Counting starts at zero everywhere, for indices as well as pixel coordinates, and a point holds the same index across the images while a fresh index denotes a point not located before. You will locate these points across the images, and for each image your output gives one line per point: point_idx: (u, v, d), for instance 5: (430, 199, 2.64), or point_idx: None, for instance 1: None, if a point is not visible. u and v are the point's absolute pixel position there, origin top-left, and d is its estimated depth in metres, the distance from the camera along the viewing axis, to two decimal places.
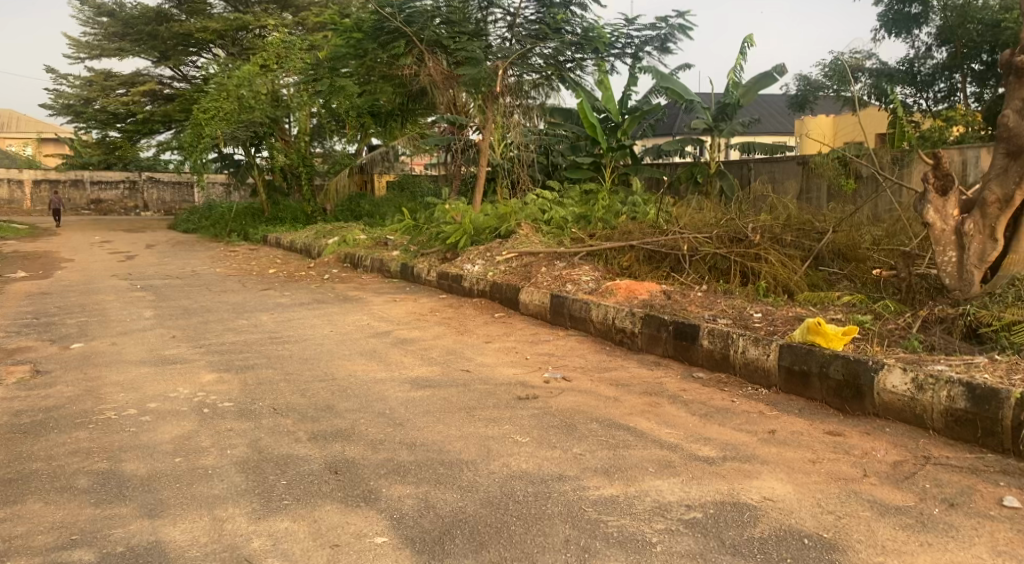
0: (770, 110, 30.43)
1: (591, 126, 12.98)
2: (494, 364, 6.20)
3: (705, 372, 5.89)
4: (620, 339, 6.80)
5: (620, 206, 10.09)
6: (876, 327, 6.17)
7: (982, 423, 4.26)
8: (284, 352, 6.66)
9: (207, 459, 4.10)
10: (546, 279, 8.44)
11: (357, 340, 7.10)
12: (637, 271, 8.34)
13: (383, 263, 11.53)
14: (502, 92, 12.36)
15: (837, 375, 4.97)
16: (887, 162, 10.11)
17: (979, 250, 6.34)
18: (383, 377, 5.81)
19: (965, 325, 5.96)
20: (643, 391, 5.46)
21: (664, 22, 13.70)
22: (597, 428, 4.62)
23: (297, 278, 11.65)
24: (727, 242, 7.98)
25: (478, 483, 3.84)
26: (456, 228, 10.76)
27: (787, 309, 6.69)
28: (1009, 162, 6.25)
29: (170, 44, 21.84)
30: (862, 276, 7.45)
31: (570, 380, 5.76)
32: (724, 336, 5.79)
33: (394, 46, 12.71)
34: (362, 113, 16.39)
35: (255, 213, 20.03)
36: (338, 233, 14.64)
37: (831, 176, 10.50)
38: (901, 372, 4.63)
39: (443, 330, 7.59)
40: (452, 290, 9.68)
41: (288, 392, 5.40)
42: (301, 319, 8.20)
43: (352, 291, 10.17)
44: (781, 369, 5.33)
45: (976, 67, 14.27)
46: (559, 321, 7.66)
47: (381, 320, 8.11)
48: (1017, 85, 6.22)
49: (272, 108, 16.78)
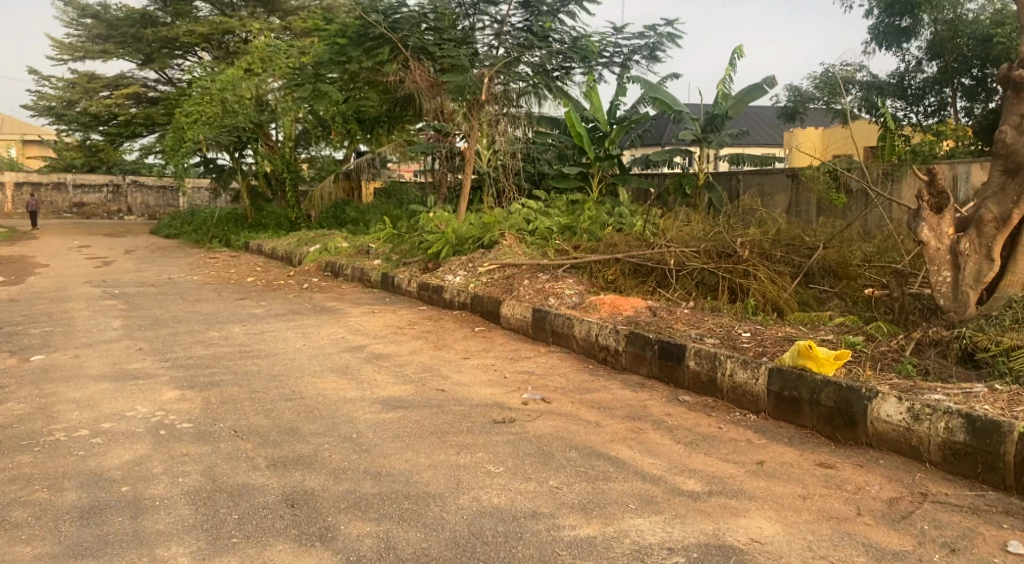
0: (761, 122, 30.30)
1: (578, 135, 12.76)
2: (471, 384, 5.93)
3: (691, 395, 5.65)
4: (603, 357, 6.56)
5: (606, 217, 9.85)
6: (868, 350, 5.94)
7: (983, 458, 4.04)
8: (252, 367, 6.38)
9: (154, 488, 3.87)
10: (529, 292, 8.17)
11: (330, 356, 6.82)
12: (622, 285, 8.09)
13: (363, 272, 11.25)
14: (488, 99, 12.13)
15: (829, 402, 4.74)
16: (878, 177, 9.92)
17: (975, 270, 6.13)
18: (354, 396, 5.53)
19: (960, 349, 5.76)
20: (625, 415, 5.21)
21: (653, 31, 13.51)
22: (575, 456, 4.37)
23: (275, 287, 11.34)
24: (715, 256, 7.76)
25: (444, 520, 3.63)
26: (439, 237, 10.50)
27: (776, 328, 6.46)
28: (1006, 180, 6.04)
29: (154, 46, 21.55)
30: (853, 294, 7.28)
31: (550, 401, 5.50)
32: (712, 358, 5.55)
33: (378, 53, 12.43)
34: (348, 118, 16.13)
35: (238, 218, 19.70)
36: (319, 241, 14.34)
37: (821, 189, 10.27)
38: (896, 401, 4.39)
39: (420, 344, 7.32)
40: (432, 302, 9.41)
41: (252, 412, 5.12)
42: (274, 331, 7.91)
43: (330, 302, 9.88)
44: (770, 394, 5.09)
45: (966, 82, 14.11)
46: (541, 336, 7.40)
47: (357, 333, 7.82)
48: (1016, 101, 6.01)
49: (257, 113, 16.47)
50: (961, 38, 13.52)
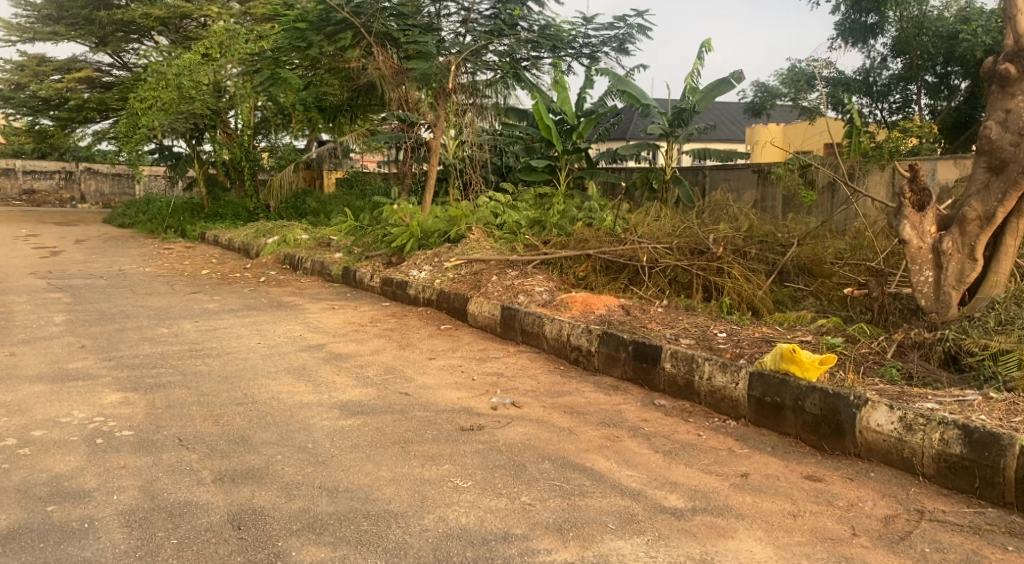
0: (727, 118, 30.24)
1: (545, 127, 12.48)
2: (436, 387, 5.61)
3: (667, 399, 5.38)
4: (575, 357, 6.27)
5: (575, 211, 9.56)
6: (849, 351, 5.71)
7: (981, 472, 3.83)
8: (202, 367, 5.99)
9: (84, 508, 3.52)
10: (497, 289, 7.85)
11: (287, 356, 6.45)
12: (594, 282, 7.80)
13: (324, 266, 10.88)
14: (456, 89, 11.73)
15: (814, 409, 4.50)
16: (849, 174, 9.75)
17: (958, 271, 5.91)
18: (311, 401, 5.19)
19: (944, 352, 5.56)
20: (600, 421, 4.93)
21: (623, 22, 13.25)
22: (549, 467, 4.09)
23: (231, 280, 10.90)
24: (688, 253, 7.52)
25: (406, 545, 3.35)
26: (403, 230, 10.12)
27: (753, 328, 6.22)
28: (990, 177, 5.84)
29: (108, 30, 20.88)
30: (829, 293, 7.07)
31: (520, 406, 5.21)
32: (689, 360, 5.29)
33: (340, 38, 11.95)
34: (310, 106, 15.69)
35: (194, 208, 19.11)
36: (278, 232, 13.91)
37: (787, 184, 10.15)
38: (887, 410, 4.17)
39: (383, 343, 6.97)
40: (396, 298, 9.06)
41: (200, 418, 4.75)
42: (229, 328, 7.51)
43: (288, 297, 9.47)
44: (751, 400, 4.83)
45: (929, 80, 14.06)
46: (510, 335, 7.10)
47: (316, 331, 7.45)
48: (1000, 96, 5.81)
49: (215, 99, 15.98)
50: (924, 37, 13.44)
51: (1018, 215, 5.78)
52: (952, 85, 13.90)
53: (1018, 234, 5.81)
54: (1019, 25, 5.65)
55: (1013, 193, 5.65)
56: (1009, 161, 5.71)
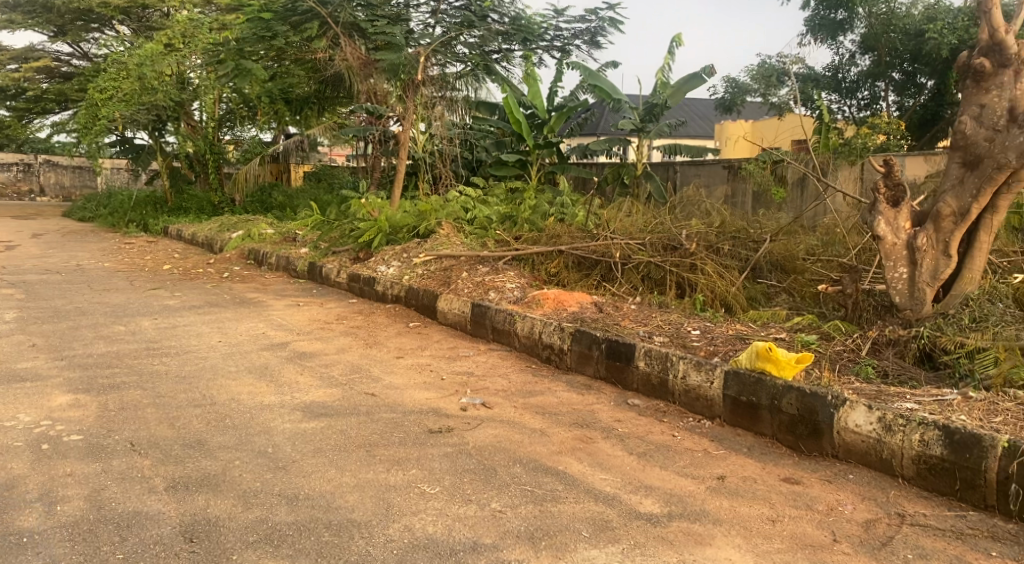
0: (698, 114, 30.26)
1: (516, 122, 12.33)
2: (404, 387, 5.44)
3: (641, 399, 5.26)
4: (546, 356, 6.13)
5: (546, 206, 9.42)
6: (824, 349, 5.62)
7: (961, 474, 3.74)
8: (160, 367, 5.77)
9: (24, 520, 3.34)
10: (467, 285, 7.69)
11: (249, 355, 6.25)
12: (566, 278, 7.67)
13: (289, 261, 10.64)
14: (425, 81, 11.20)
15: (791, 409, 4.40)
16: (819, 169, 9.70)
17: (932, 267, 5.85)
18: (273, 403, 5.01)
19: (919, 349, 5.49)
20: (573, 421, 4.79)
21: (595, 14, 13.12)
22: (519, 471, 3.95)
23: (192, 276, 10.62)
24: (661, 249, 7.40)
25: (369, 557, 3.21)
26: (371, 225, 9.90)
27: (727, 325, 6.12)
28: (964, 173, 5.78)
29: (67, 18, 20.39)
30: (801, 290, 7.00)
31: (490, 407, 5.06)
32: (663, 359, 5.17)
33: (307, 28, 11.71)
34: (276, 98, 15.39)
35: (157, 202, 18.70)
36: (242, 227, 13.63)
37: (757, 179, 10.13)
38: (865, 410, 4.07)
39: (349, 341, 6.78)
40: (363, 294, 8.86)
41: (154, 421, 4.55)
42: (189, 325, 7.28)
43: (251, 293, 9.23)
44: (726, 400, 4.72)
45: (896, 77, 14.04)
46: (480, 333, 6.94)
47: (279, 328, 7.24)
48: (974, 91, 5.75)
49: (178, 90, 15.76)
50: (892, 33, 13.43)
51: (992, 211, 5.72)
52: (918, 82, 13.88)
53: (991, 230, 5.76)
54: (994, 19, 5.56)
55: (988, 189, 5.59)
56: (983, 156, 5.65)
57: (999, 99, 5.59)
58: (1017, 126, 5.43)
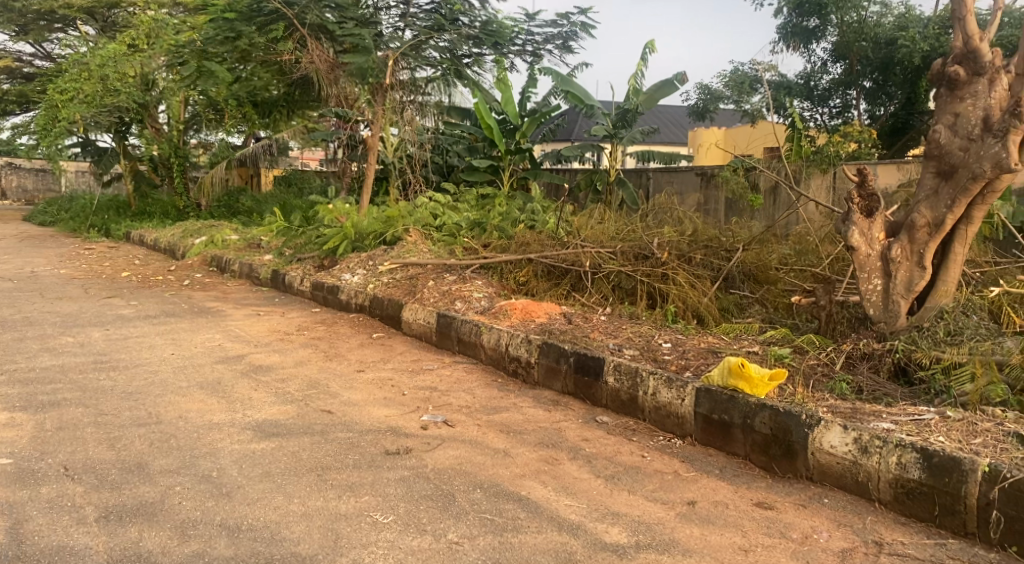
0: (670, 121, 30.26)
1: (488, 128, 12.16)
2: (363, 404, 5.23)
3: (610, 416, 5.07)
4: (513, 369, 5.93)
5: (517, 212, 9.23)
6: (797, 364, 5.47)
7: (941, 500, 3.59)
8: (106, 382, 5.53)
9: None
10: (434, 294, 7.47)
11: (202, 370, 6.01)
12: (535, 287, 7.49)
13: (252, 268, 10.36)
14: (393, 85, 11.49)
15: (764, 428, 4.23)
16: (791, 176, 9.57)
17: (906, 279, 5.71)
18: (223, 422, 4.81)
19: (893, 364, 5.34)
20: (538, 441, 4.61)
21: (566, 19, 12.95)
22: (480, 497, 3.83)
23: (151, 283, 10.31)
24: (632, 259, 7.22)
25: None
26: (336, 231, 9.65)
27: (698, 338, 5.96)
28: (939, 183, 5.67)
29: (29, 18, 19.94)
30: (774, 301, 6.86)
31: (453, 425, 4.87)
32: (633, 374, 5.00)
33: (273, 28, 11.44)
34: (243, 101, 15.09)
35: (120, 206, 18.29)
36: (206, 232, 13.33)
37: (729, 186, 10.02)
38: (841, 430, 3.91)
39: (308, 354, 6.55)
40: (327, 303, 8.61)
41: (93, 441, 4.34)
42: (141, 337, 7.02)
43: (211, 302, 8.95)
44: (697, 418, 4.55)
45: (867, 85, 13.97)
46: (445, 345, 6.73)
47: (237, 340, 7.00)
48: (950, 99, 5.63)
49: (142, 92, 15.40)
50: (863, 42, 13.39)
51: (967, 221, 5.61)
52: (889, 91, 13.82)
53: (966, 241, 5.64)
54: (968, 27, 5.47)
55: (963, 200, 5.47)
56: (958, 166, 5.53)
57: (974, 107, 5.49)
58: (992, 135, 5.31)
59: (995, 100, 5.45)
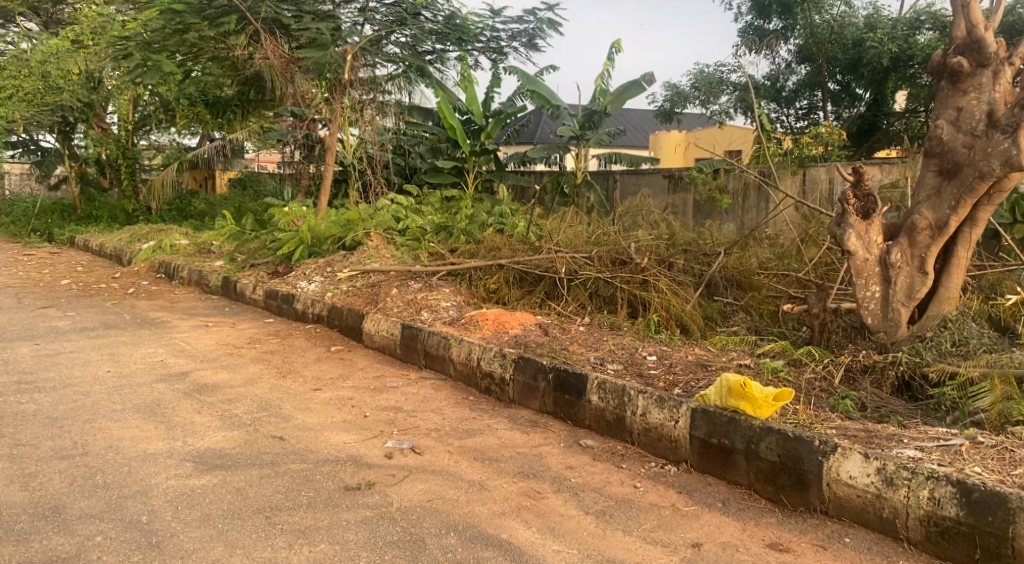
0: (634, 124, 29.97)
1: (451, 128, 11.64)
2: (319, 429, 4.73)
3: (595, 438, 4.59)
4: (485, 386, 5.43)
5: (484, 216, 8.77)
6: (795, 377, 5.01)
7: (983, 540, 3.26)
8: (28, 407, 4.97)
9: None
10: (397, 304, 6.94)
11: (140, 390, 5.45)
12: (507, 295, 6.98)
13: (202, 275, 9.73)
14: (353, 82, 10.55)
15: (771, 455, 3.82)
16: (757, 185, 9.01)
17: (907, 285, 5.30)
18: (159, 452, 4.30)
19: (897, 378, 4.95)
20: (517, 470, 4.12)
21: (533, 15, 12.50)
22: (453, 544, 3.42)
23: (92, 292, 9.64)
24: (609, 264, 6.77)
25: None
26: (292, 236, 9.06)
27: (685, 351, 5.52)
28: (941, 182, 5.27)
29: None
30: (759, 309, 6.43)
31: (420, 452, 4.37)
32: (619, 393, 4.53)
33: (223, 23, 10.75)
34: (196, 102, 14.40)
35: (66, 210, 17.46)
36: (155, 237, 12.64)
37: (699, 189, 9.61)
38: (861, 459, 3.54)
39: (260, 370, 5.99)
40: (281, 312, 8.03)
41: (4, 481, 3.82)
42: (74, 353, 6.42)
43: (155, 312, 8.33)
44: (693, 442, 4.12)
45: (832, 88, 13.68)
46: (411, 358, 6.20)
47: (181, 355, 6.43)
48: (952, 92, 5.23)
49: (87, 90, 14.65)
50: (830, 45, 12.98)
51: (971, 223, 5.20)
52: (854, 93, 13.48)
53: (970, 245, 5.25)
54: (973, 15, 5.10)
55: (968, 200, 5.07)
56: (962, 164, 5.14)
57: (977, 101, 5.10)
58: (999, 131, 4.92)
59: (1000, 94, 5.07)
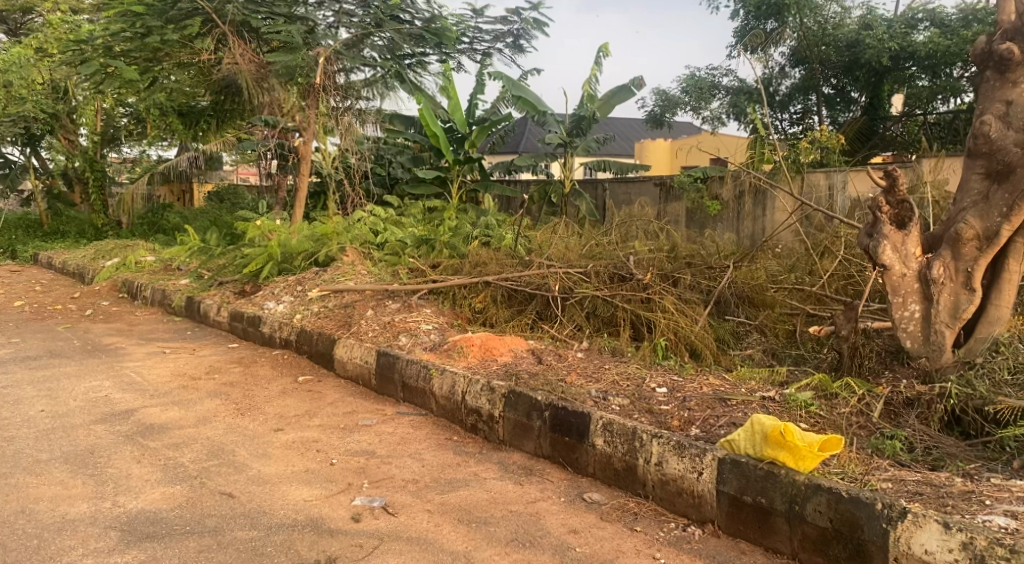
0: (622, 131, 29.43)
1: (434, 135, 10.95)
2: (278, 481, 4.03)
3: (601, 491, 3.93)
4: (471, 424, 4.72)
5: (468, 228, 8.07)
6: (828, 413, 4.33)
7: None
8: None
9: None
10: (371, 327, 6.22)
11: (73, 435, 4.70)
12: (495, 316, 6.25)
13: (165, 294, 8.97)
14: (328, 87, 10.23)
15: (820, 520, 3.29)
16: (752, 190, 8.36)
17: (952, 303, 4.49)
18: (81, 518, 3.64)
19: (946, 413, 4.23)
20: (510, 537, 3.52)
21: (517, 15, 11.81)
22: None
23: (44, 315, 8.84)
24: (609, 281, 6.09)
25: None
26: (260, 252, 8.31)
27: (699, 381, 4.83)
28: (989, 186, 4.46)
29: None
30: (774, 329, 5.74)
31: (394, 512, 3.71)
32: (628, 436, 3.87)
33: (187, 25, 10.03)
34: (166, 110, 13.64)
35: (31, 226, 16.55)
36: (119, 254, 11.84)
37: (688, 197, 8.96)
38: (940, 530, 3.06)
39: (215, 408, 5.24)
40: (247, 336, 7.31)
41: None
42: (7, 388, 5.67)
43: (110, 337, 7.55)
44: (721, 499, 3.54)
45: (826, 91, 12.97)
46: (387, 390, 5.48)
47: (129, 388, 5.70)
48: (1001, 84, 4.44)
49: (52, 101, 13.86)
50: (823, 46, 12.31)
51: None
52: (849, 96, 12.78)
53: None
54: None
55: None
56: (1016, 165, 4.34)
57: None
58: None
59: None
